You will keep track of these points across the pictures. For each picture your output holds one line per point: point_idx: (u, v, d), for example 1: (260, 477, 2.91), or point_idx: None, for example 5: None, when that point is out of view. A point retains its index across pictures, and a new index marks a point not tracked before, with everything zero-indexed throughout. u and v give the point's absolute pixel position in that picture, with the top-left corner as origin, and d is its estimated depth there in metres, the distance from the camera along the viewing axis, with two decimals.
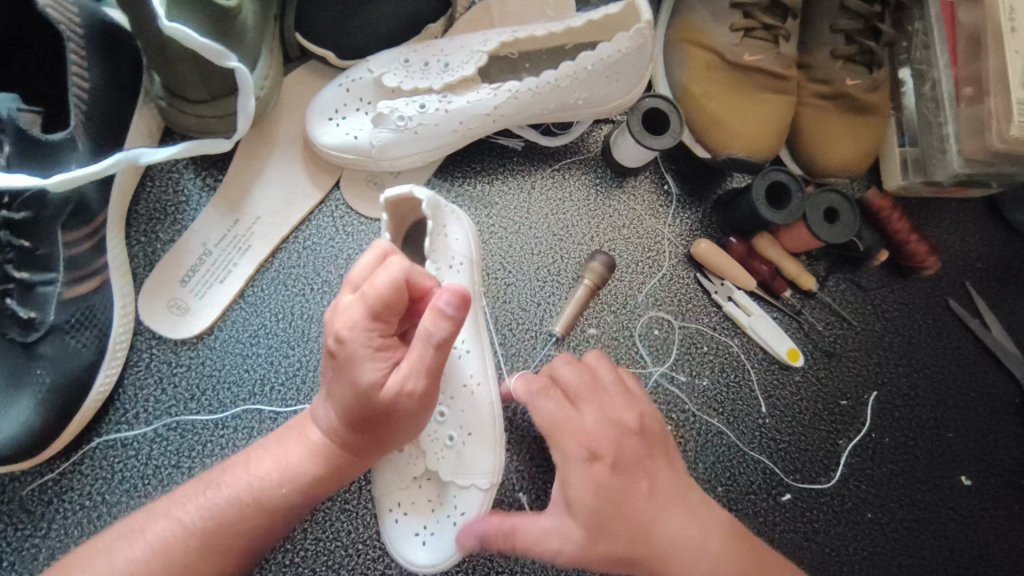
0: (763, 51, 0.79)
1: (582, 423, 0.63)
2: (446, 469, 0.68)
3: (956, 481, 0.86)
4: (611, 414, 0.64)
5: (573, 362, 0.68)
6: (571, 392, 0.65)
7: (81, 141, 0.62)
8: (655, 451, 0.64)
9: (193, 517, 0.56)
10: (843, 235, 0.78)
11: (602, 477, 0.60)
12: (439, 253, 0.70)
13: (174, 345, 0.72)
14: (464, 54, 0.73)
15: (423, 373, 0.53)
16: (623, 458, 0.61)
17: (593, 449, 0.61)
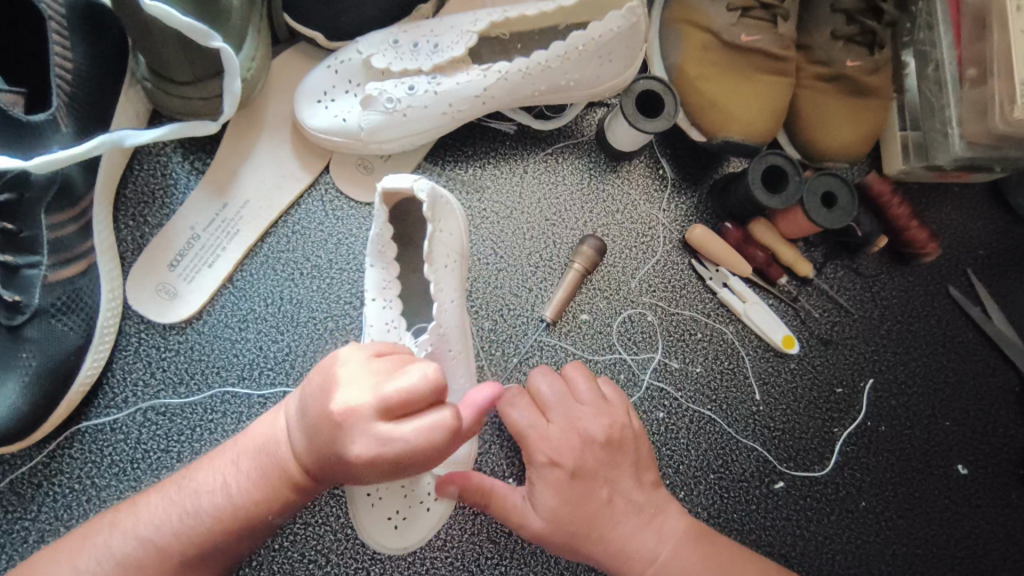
0: (761, 31, 0.77)
1: (548, 432, 0.67)
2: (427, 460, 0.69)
3: (953, 470, 0.85)
4: (578, 424, 0.67)
5: (551, 373, 0.70)
6: (543, 403, 0.69)
7: (65, 122, 0.62)
8: (620, 459, 0.67)
9: (150, 530, 0.56)
10: (841, 221, 0.76)
11: (559, 483, 0.65)
12: (437, 253, 0.66)
13: (163, 329, 0.72)
14: (453, 35, 0.72)
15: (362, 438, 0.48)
16: (582, 468, 0.65)
17: (554, 457, 0.65)
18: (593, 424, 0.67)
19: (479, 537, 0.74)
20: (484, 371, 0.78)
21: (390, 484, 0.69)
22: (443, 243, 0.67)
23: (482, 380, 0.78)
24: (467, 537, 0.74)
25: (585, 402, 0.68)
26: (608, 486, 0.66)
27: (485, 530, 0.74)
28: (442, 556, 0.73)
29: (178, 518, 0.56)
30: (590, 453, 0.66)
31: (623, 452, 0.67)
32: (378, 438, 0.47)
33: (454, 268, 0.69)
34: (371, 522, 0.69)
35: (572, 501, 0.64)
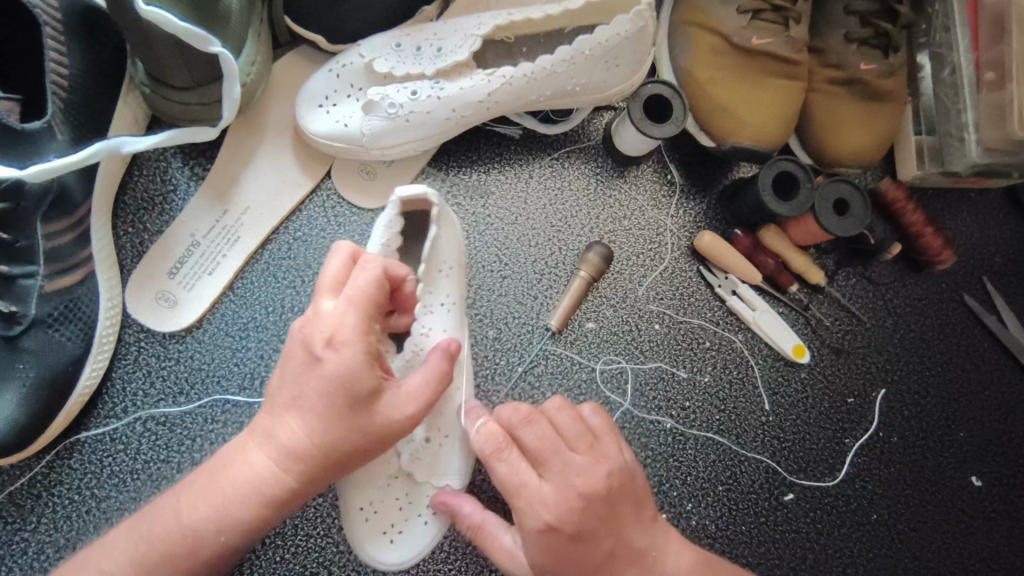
0: (773, 34, 0.75)
1: (540, 491, 0.58)
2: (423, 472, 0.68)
3: (966, 482, 0.83)
4: (573, 480, 0.58)
5: (535, 416, 0.61)
6: (531, 453, 0.60)
7: (61, 129, 0.61)
8: (621, 510, 0.60)
9: (117, 565, 0.53)
10: (854, 228, 0.74)
11: (553, 546, 0.58)
12: (432, 259, 0.67)
13: (163, 338, 0.71)
14: (457, 39, 0.71)
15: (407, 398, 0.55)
16: (583, 529, 0.58)
17: (549, 521, 0.57)
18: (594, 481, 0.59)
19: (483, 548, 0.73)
20: (488, 380, 0.77)
21: (388, 497, 0.68)
22: (440, 251, 0.67)
23: (487, 389, 0.76)
24: (471, 549, 0.73)
25: (579, 451, 0.60)
26: (611, 539, 0.59)
27: None
28: (446, 568, 0.72)
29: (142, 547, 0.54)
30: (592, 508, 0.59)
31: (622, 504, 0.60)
32: (407, 391, 0.55)
33: (453, 274, 0.69)
34: (369, 537, 0.68)
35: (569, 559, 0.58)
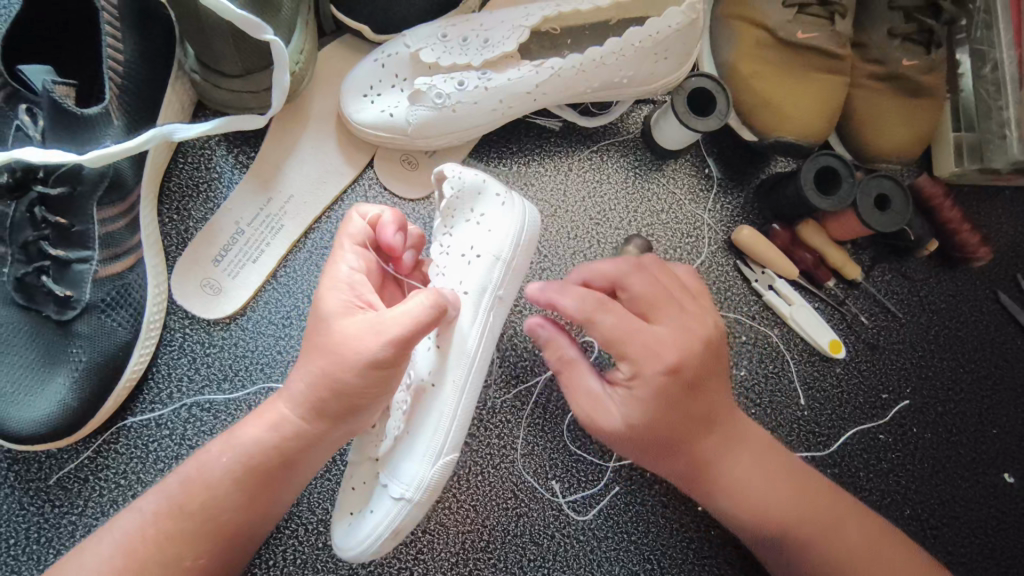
0: (817, 28, 0.76)
1: (657, 335, 0.60)
2: (381, 463, 0.61)
3: (999, 478, 0.83)
4: (685, 328, 0.61)
5: (643, 270, 0.64)
6: (644, 306, 0.62)
7: (116, 116, 0.61)
8: (716, 364, 0.63)
9: (151, 504, 0.54)
10: (896, 224, 0.74)
11: (676, 393, 0.61)
12: (480, 240, 0.66)
13: (208, 325, 0.71)
14: (505, 29, 0.70)
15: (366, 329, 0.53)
16: (694, 376, 0.61)
17: (670, 364, 0.60)
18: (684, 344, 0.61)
19: (522, 538, 0.73)
20: (527, 371, 0.77)
21: (358, 478, 0.63)
22: (489, 237, 0.66)
23: (526, 380, 0.77)
24: (509, 539, 0.73)
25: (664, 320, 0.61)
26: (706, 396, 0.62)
27: (527, 532, 0.74)
28: (485, 557, 0.72)
29: (182, 487, 0.54)
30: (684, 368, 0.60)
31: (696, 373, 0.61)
32: (372, 327, 0.53)
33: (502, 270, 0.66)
34: (338, 524, 0.62)
35: (670, 410, 0.61)
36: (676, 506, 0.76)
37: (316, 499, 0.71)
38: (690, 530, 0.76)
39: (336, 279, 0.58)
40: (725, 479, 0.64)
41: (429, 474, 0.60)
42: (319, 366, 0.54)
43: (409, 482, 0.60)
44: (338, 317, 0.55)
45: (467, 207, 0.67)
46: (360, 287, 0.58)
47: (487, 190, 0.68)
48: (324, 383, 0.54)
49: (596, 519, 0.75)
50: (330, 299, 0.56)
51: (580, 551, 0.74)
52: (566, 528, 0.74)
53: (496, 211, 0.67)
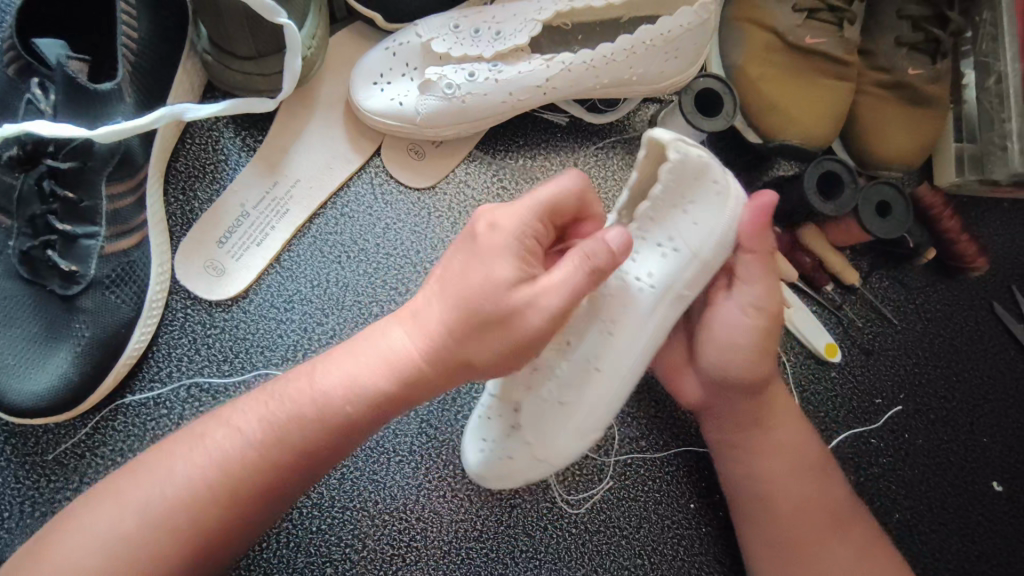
0: (826, 35, 0.77)
1: None
2: (526, 425, 0.63)
3: (987, 486, 0.84)
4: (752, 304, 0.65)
5: None
6: None
7: (128, 93, 0.61)
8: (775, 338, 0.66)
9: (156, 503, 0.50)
10: (896, 231, 0.75)
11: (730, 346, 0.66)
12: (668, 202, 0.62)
13: (210, 306, 0.71)
14: (517, 23, 0.71)
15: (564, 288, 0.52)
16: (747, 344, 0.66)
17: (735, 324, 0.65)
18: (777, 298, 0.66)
19: (515, 530, 0.74)
20: None
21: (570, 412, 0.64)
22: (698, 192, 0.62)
23: None
24: (503, 529, 0.74)
25: None
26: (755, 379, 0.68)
27: (520, 523, 0.74)
28: (478, 547, 0.73)
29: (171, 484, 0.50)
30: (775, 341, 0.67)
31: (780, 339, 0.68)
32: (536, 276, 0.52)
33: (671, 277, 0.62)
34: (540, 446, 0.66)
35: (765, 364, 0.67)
36: (668, 502, 0.77)
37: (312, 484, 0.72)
38: (682, 527, 0.77)
39: (487, 241, 0.53)
40: (776, 451, 0.69)
41: (575, 444, 0.63)
42: (520, 324, 0.52)
43: (548, 445, 0.63)
44: (514, 284, 0.52)
45: (682, 190, 0.61)
46: (533, 243, 0.54)
47: (708, 174, 0.61)
48: (518, 337, 0.52)
49: (589, 513, 0.75)
50: (515, 264, 0.53)
51: (572, 544, 0.75)
52: (559, 520, 0.75)
53: (706, 203, 0.62)
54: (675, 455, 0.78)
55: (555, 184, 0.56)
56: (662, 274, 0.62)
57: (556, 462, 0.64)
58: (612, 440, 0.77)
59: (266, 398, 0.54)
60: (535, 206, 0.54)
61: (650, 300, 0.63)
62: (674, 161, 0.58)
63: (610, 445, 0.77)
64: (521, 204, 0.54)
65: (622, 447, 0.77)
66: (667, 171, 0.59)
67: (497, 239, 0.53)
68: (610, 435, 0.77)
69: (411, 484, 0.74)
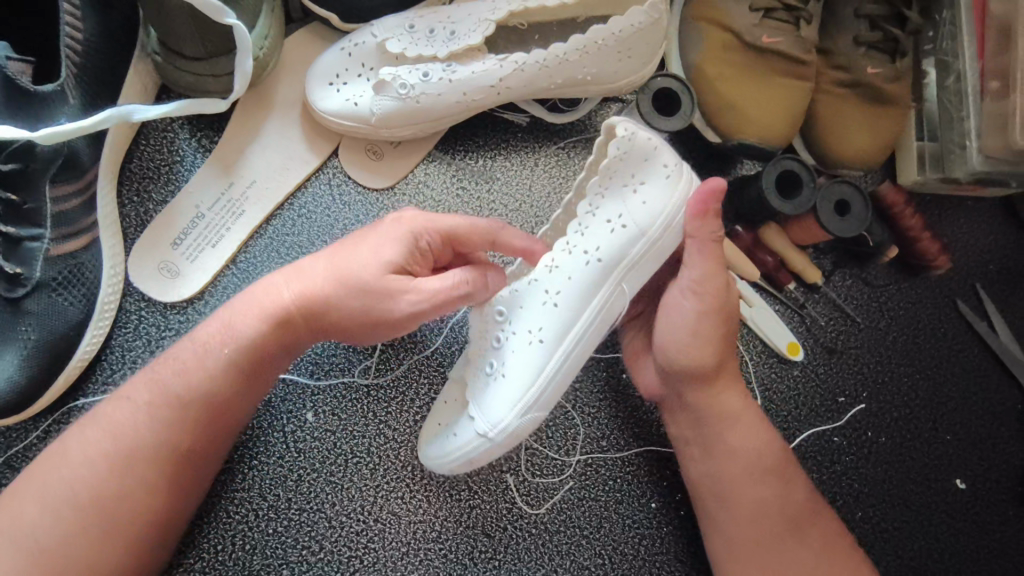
0: (783, 34, 0.77)
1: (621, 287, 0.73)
2: (471, 400, 0.65)
3: (950, 484, 0.84)
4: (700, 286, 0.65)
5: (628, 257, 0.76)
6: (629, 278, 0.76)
7: (73, 94, 0.61)
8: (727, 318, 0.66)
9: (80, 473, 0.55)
10: (854, 229, 0.75)
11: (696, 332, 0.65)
12: (613, 179, 0.66)
13: (164, 308, 0.71)
14: (471, 23, 0.70)
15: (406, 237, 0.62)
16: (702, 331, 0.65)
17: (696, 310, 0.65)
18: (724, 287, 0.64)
19: (474, 530, 0.74)
20: None
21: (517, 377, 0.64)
22: (640, 165, 0.65)
23: None
24: (461, 530, 0.74)
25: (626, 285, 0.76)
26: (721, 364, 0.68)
27: (479, 524, 0.74)
28: (437, 547, 0.73)
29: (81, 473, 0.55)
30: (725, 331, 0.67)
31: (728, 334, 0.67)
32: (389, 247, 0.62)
33: (616, 236, 0.65)
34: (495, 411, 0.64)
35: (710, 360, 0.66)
36: (629, 502, 0.77)
37: (267, 486, 0.72)
38: (642, 526, 0.77)
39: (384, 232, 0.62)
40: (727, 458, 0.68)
41: (513, 420, 0.63)
42: (378, 301, 0.60)
43: (494, 423, 0.63)
44: (392, 269, 0.61)
45: (628, 168, 0.65)
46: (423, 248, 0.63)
47: (657, 158, 0.65)
48: (377, 311, 0.60)
49: (549, 513, 0.75)
50: (400, 251, 0.62)
51: (531, 544, 0.74)
52: (518, 521, 0.75)
53: (656, 182, 0.65)
54: (635, 455, 0.78)
55: (466, 219, 0.65)
56: (609, 249, 0.65)
57: (500, 443, 0.64)
58: (572, 440, 0.77)
59: (154, 372, 0.59)
60: (435, 228, 0.63)
61: (596, 274, 0.65)
62: (620, 138, 0.64)
63: (571, 445, 0.77)
64: (424, 220, 0.63)
65: (583, 447, 0.77)
66: (615, 149, 0.64)
67: (396, 231, 0.62)
68: (571, 434, 0.77)
69: (369, 485, 0.73)
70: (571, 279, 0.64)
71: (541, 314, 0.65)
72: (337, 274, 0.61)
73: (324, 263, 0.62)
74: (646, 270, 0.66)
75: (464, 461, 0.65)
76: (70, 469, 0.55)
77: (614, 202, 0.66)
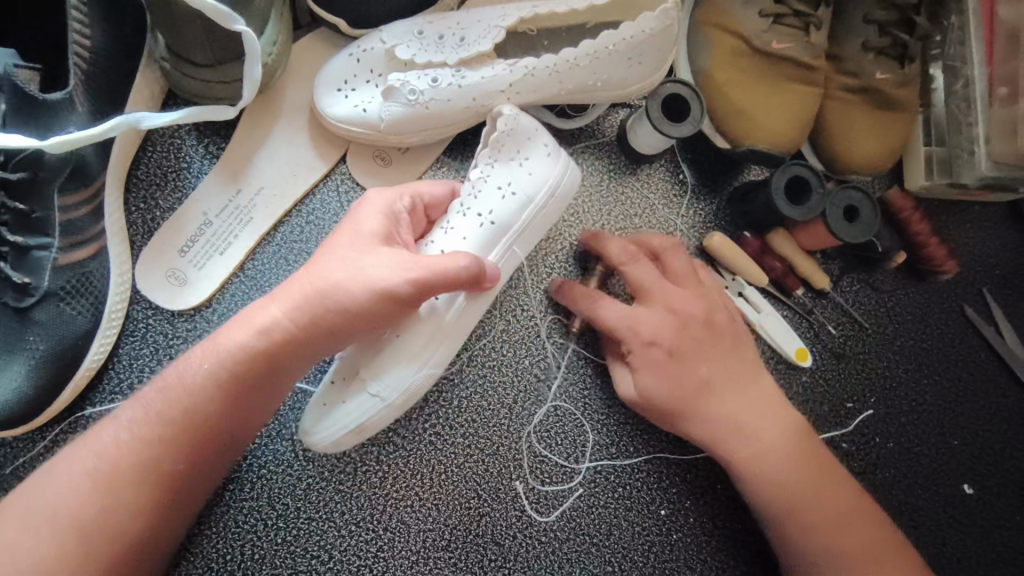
0: (792, 39, 0.77)
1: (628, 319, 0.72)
2: (367, 373, 0.65)
3: (958, 489, 0.84)
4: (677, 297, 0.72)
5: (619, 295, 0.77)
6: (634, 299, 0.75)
7: (81, 102, 0.60)
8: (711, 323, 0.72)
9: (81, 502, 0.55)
10: (863, 235, 0.74)
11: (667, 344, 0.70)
12: (503, 149, 0.70)
13: (172, 316, 0.71)
14: (481, 29, 0.70)
15: (378, 213, 0.64)
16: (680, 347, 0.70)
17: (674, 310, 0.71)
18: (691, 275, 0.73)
19: (484, 538, 0.74)
20: (494, 371, 0.77)
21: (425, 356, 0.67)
22: (529, 141, 0.70)
23: (492, 379, 0.77)
24: (471, 538, 0.73)
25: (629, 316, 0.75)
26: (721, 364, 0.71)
27: (489, 532, 0.74)
28: (447, 556, 0.73)
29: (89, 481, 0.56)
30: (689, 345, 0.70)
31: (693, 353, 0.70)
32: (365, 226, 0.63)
33: (509, 202, 0.69)
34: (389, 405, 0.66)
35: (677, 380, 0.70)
36: (639, 509, 0.76)
37: (275, 495, 0.72)
38: (652, 534, 0.76)
39: (361, 207, 0.65)
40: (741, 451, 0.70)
41: (411, 380, 0.66)
42: (365, 263, 0.60)
43: (388, 385, 0.65)
44: (380, 240, 0.63)
45: (515, 145, 0.70)
46: (399, 215, 0.66)
47: (539, 138, 0.71)
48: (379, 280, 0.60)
49: (559, 521, 0.75)
50: (382, 220, 0.64)
51: (542, 552, 0.74)
52: (528, 529, 0.74)
53: (540, 159, 0.70)
54: (645, 462, 0.78)
55: (432, 184, 0.70)
56: (501, 212, 0.68)
57: (391, 405, 0.66)
58: (581, 446, 0.77)
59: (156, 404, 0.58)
60: (408, 191, 0.68)
61: (489, 235, 0.68)
62: (506, 116, 0.69)
63: (580, 451, 0.77)
64: (397, 188, 0.67)
65: (592, 454, 0.77)
66: (504, 125, 0.69)
67: (372, 205, 0.65)
68: (582, 440, 0.77)
69: (378, 493, 0.73)
70: (472, 244, 0.68)
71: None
72: (318, 274, 0.61)
73: (302, 279, 0.61)
74: (529, 236, 0.71)
75: (352, 429, 0.66)
76: (57, 498, 0.55)
77: (505, 172, 0.69)
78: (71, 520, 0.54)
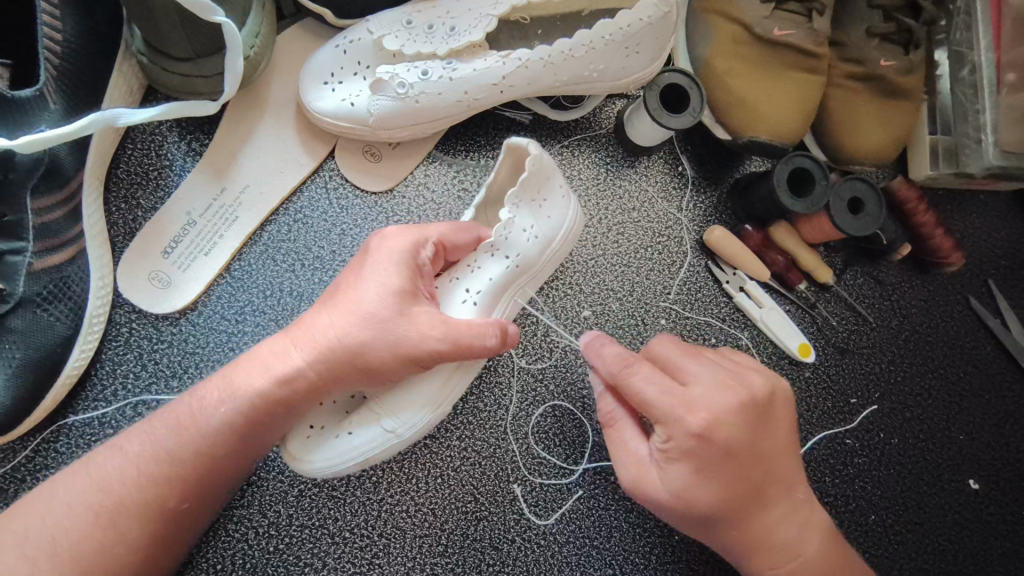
0: (794, 26, 0.74)
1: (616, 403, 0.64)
2: (389, 416, 0.64)
3: (964, 484, 0.83)
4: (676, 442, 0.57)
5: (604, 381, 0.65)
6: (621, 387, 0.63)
7: (53, 98, 0.58)
8: (730, 458, 0.57)
9: (65, 512, 0.53)
10: (868, 228, 0.72)
11: (680, 465, 0.57)
12: (526, 189, 0.65)
13: (156, 320, 0.68)
14: (472, 17, 0.67)
15: (395, 269, 0.59)
16: (701, 485, 0.57)
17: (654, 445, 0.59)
18: (702, 412, 0.56)
19: (482, 543, 0.72)
20: (489, 372, 0.75)
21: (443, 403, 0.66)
22: (552, 182, 0.67)
23: (488, 380, 0.75)
24: (468, 543, 0.72)
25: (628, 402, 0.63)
26: (732, 496, 0.59)
27: (487, 536, 0.72)
28: (443, 562, 0.71)
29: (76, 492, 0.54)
30: (716, 437, 0.56)
31: (728, 454, 0.57)
32: (386, 282, 0.58)
33: (531, 242, 0.67)
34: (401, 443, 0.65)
35: (721, 484, 0.57)
36: (640, 510, 0.75)
37: (268, 502, 0.70)
38: (653, 535, 0.75)
39: (380, 257, 0.60)
40: (777, 551, 0.62)
41: (426, 419, 0.65)
42: (398, 328, 0.57)
43: (404, 421, 0.64)
44: (405, 299, 0.58)
45: (537, 189, 0.66)
46: (422, 264, 0.61)
47: (554, 178, 0.67)
48: (405, 345, 0.57)
49: (558, 523, 0.73)
50: (403, 273, 0.59)
51: (540, 556, 0.72)
52: (526, 532, 0.73)
53: (558, 201, 0.68)
54: None
55: (455, 227, 0.64)
56: (525, 257, 0.67)
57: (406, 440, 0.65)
58: (580, 447, 0.75)
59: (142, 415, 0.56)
60: (434, 235, 0.62)
61: (510, 274, 0.67)
62: (534, 156, 0.63)
63: (579, 452, 0.75)
64: (417, 232, 0.62)
65: (591, 454, 0.75)
66: (531, 165, 0.63)
67: (394, 258, 0.59)
68: (581, 441, 0.75)
69: (372, 499, 0.71)
70: (492, 279, 0.66)
71: (460, 312, 0.65)
72: (347, 330, 0.57)
73: (326, 326, 0.58)
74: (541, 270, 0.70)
75: (360, 461, 0.64)
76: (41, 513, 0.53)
77: (525, 215, 0.66)
78: (70, 553, 0.52)
